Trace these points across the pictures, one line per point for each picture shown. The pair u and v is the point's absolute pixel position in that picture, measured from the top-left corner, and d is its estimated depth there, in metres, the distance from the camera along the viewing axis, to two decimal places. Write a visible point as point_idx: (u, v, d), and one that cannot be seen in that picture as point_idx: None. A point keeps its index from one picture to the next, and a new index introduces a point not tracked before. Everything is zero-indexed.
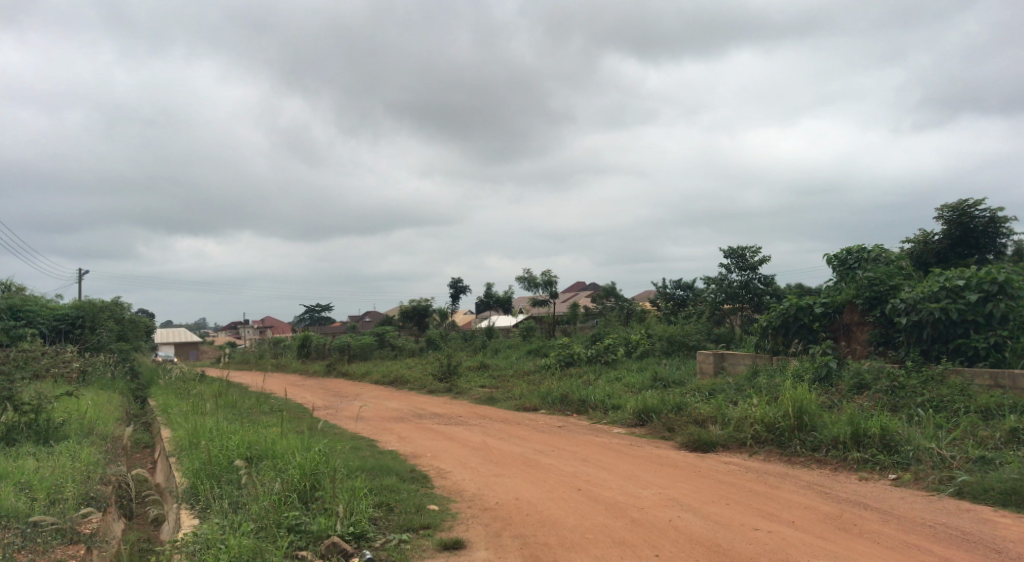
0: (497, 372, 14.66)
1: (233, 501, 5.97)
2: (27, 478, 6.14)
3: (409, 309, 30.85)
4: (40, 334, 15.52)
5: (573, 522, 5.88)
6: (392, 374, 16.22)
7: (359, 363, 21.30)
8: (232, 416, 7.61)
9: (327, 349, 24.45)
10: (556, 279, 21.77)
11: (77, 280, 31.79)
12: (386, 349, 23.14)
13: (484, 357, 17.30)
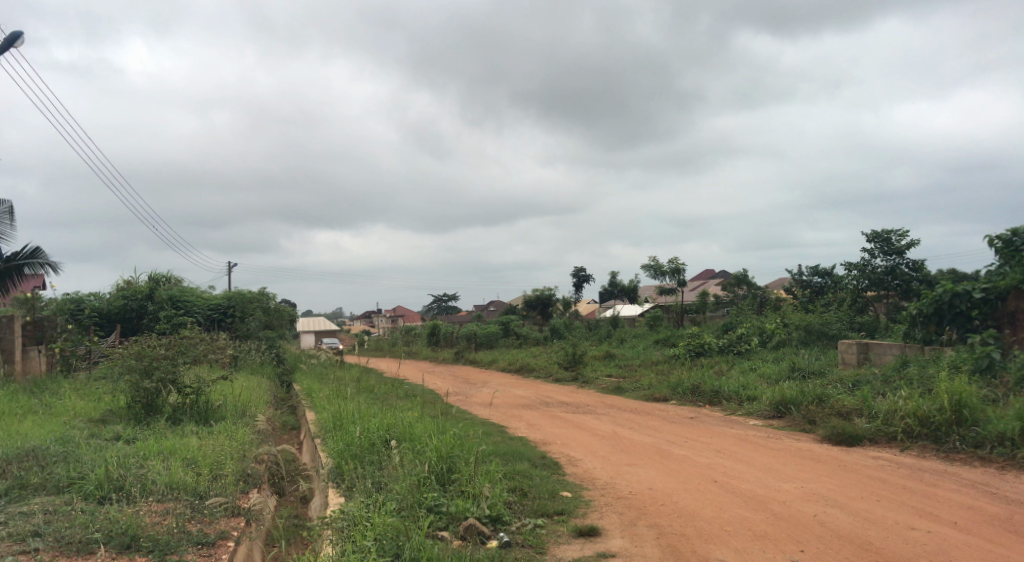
0: (625, 362, 14.57)
1: (376, 482, 6.27)
2: (192, 454, 6.67)
3: (533, 298, 31.11)
4: (197, 321, 16.83)
5: (710, 514, 5.77)
6: (518, 362, 16.50)
7: (485, 351, 21.70)
8: (371, 401, 7.92)
9: (454, 337, 25.04)
10: (684, 267, 21.30)
11: (230, 271, 34.50)
12: (511, 337, 23.43)
13: (610, 347, 17.15)
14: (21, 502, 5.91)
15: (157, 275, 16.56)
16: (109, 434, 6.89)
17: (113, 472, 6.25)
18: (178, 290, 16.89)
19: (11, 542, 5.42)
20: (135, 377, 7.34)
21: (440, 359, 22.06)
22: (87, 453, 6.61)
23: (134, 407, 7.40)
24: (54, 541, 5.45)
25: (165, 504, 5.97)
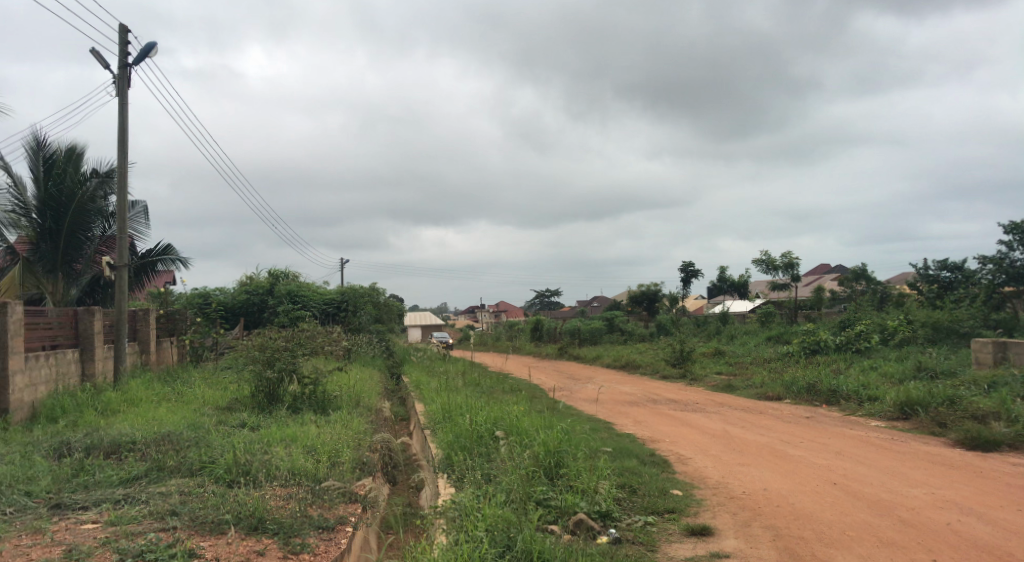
0: (734, 359, 14.23)
1: (485, 474, 6.37)
2: (312, 441, 7.00)
3: (639, 294, 30.82)
4: (314, 315, 17.63)
5: (831, 518, 5.54)
6: (624, 358, 16.40)
7: (589, 347, 21.65)
8: (479, 394, 8.06)
9: (557, 333, 25.12)
10: (798, 262, 20.59)
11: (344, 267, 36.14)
12: (615, 333, 23.32)
13: (720, 344, 16.72)
14: (160, 483, 6.37)
15: (276, 271, 17.36)
16: (235, 421, 7.30)
17: (240, 457, 6.63)
18: (296, 286, 17.68)
19: (152, 519, 5.87)
20: (259, 368, 7.75)
21: (543, 355, 22.19)
22: (216, 439, 7.04)
23: (257, 395, 7.80)
24: (189, 520, 5.86)
25: (288, 489, 6.30)
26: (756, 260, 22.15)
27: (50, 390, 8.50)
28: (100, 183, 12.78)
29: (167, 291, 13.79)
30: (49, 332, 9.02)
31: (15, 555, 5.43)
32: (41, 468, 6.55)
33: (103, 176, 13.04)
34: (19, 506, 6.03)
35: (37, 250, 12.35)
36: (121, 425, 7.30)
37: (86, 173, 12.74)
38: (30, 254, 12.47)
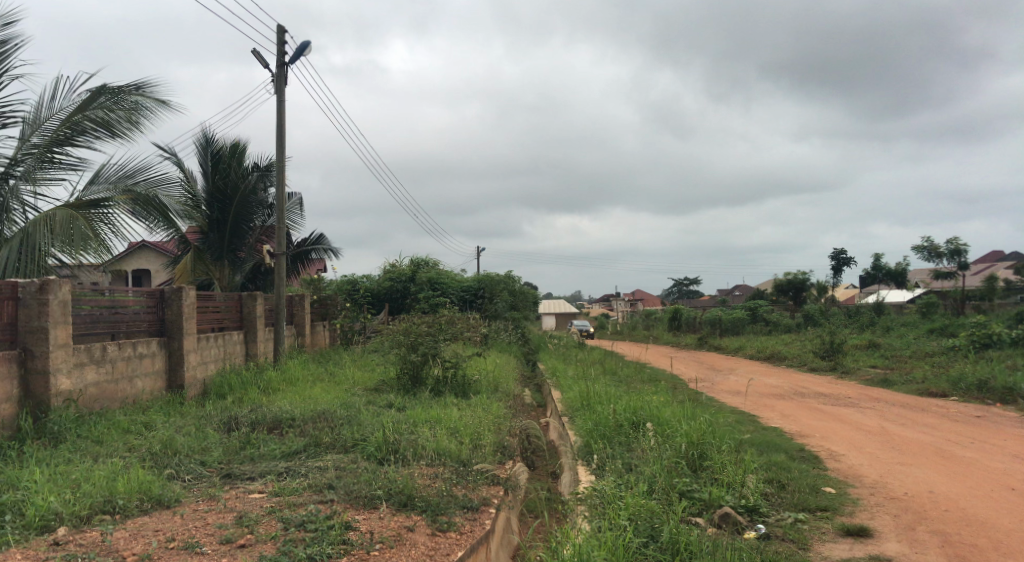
0: (892, 352, 13.40)
1: (627, 462, 6.33)
2: (455, 424, 7.23)
3: (784, 282, 29.72)
4: (452, 301, 18.26)
5: (1009, 526, 5.11)
6: (768, 349, 15.83)
7: (729, 338, 21.08)
8: (617, 383, 8.03)
9: (696, 322, 24.63)
10: (967, 248, 19.06)
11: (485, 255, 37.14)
12: (759, 323, 22.56)
13: (873, 336, 15.77)
14: (317, 458, 6.79)
15: (418, 259, 18.03)
16: (383, 402, 7.65)
17: (389, 436, 6.95)
18: (435, 273, 18.33)
19: (312, 492, 6.28)
20: (404, 351, 8.10)
21: (683, 345, 21.85)
22: (367, 418, 7.42)
23: (402, 377, 8.13)
24: (345, 494, 6.21)
25: (434, 469, 6.55)
26: (917, 247, 20.68)
27: (220, 367, 9.43)
28: (260, 177, 13.75)
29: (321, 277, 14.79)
30: (218, 314, 9.87)
31: (195, 519, 6.00)
32: (213, 440, 7.15)
33: (262, 170, 13.98)
34: (195, 474, 6.62)
35: (206, 240, 13.40)
36: (280, 402, 7.85)
37: (249, 167, 13.70)
38: (200, 243, 13.53)
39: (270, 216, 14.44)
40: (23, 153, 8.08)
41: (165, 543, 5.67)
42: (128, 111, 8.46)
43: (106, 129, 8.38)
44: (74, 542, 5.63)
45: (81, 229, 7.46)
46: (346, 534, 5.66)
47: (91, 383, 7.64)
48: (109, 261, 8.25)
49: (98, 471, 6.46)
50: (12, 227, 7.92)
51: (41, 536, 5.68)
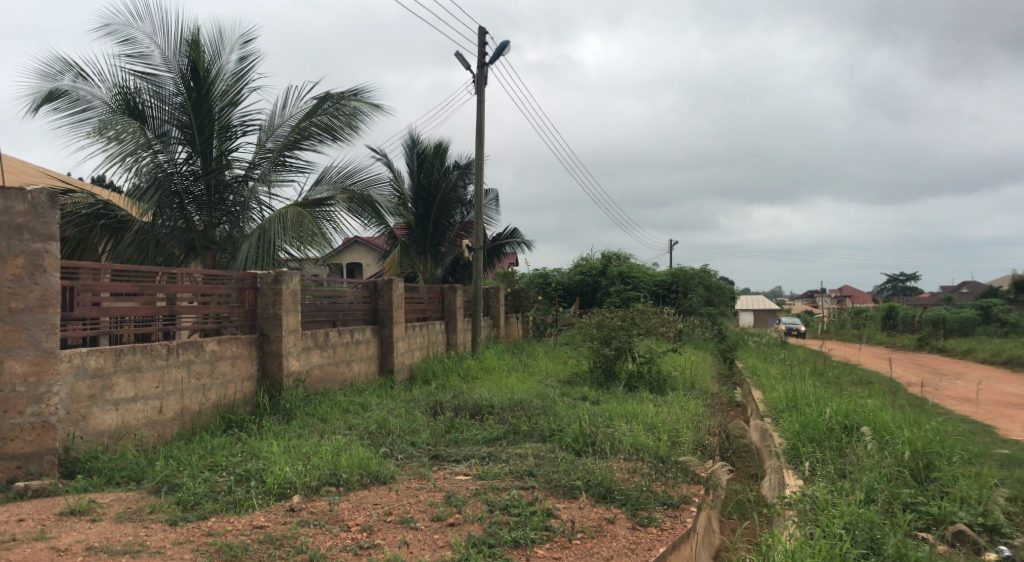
0: None
1: (840, 468, 5.95)
2: (653, 420, 7.19)
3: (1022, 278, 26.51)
4: (645, 295, 18.23)
5: None
6: (1004, 354, 14.20)
7: (954, 340, 19.14)
8: (826, 384, 7.57)
9: (915, 322, 22.63)
10: None
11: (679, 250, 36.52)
12: (992, 326, 20.29)
13: None
14: (517, 445, 7.00)
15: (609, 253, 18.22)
16: (579, 394, 7.76)
17: (586, 428, 7.03)
18: (627, 267, 18.40)
19: (514, 477, 6.50)
20: (597, 344, 8.18)
21: (900, 348, 20.13)
22: (564, 409, 7.56)
23: (596, 371, 8.21)
24: (545, 482, 6.35)
25: (633, 463, 6.52)
26: None
27: (424, 355, 10.20)
28: (460, 175, 14.45)
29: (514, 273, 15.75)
30: (422, 306, 10.72)
31: (408, 496, 6.42)
32: (421, 423, 7.62)
33: (461, 167, 14.68)
34: (406, 454, 7.08)
35: (412, 235, 14.41)
36: (480, 390, 8.22)
37: (449, 165, 14.42)
38: (405, 238, 14.56)
39: (469, 211, 15.15)
40: (260, 157, 9.02)
41: (384, 516, 6.10)
42: (348, 116, 9.16)
43: (329, 134, 9.15)
44: (306, 509, 6.22)
45: (309, 226, 8.40)
46: (548, 521, 5.80)
47: (316, 364, 8.57)
48: (331, 255, 9.16)
49: (324, 446, 7.11)
50: (251, 224, 8.89)
51: (279, 502, 6.35)
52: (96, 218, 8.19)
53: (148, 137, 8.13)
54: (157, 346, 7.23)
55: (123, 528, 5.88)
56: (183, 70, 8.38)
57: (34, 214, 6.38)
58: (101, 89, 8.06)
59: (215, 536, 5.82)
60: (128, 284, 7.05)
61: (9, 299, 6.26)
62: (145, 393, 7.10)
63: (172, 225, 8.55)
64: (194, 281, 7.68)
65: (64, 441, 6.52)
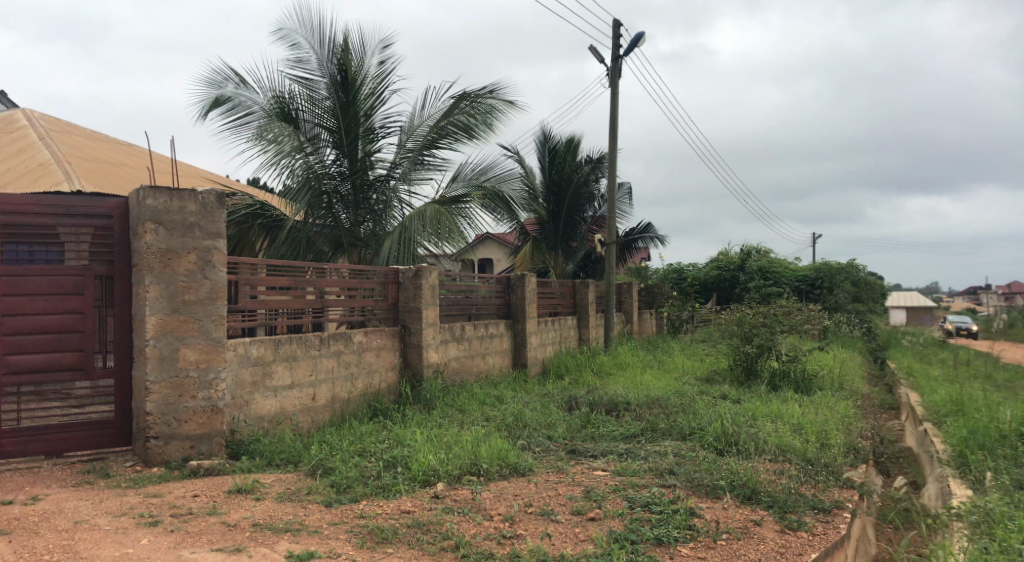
0: None
1: (1016, 479, 5.50)
2: (800, 420, 6.95)
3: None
4: (787, 290, 18.57)
5: None
6: None
7: None
8: (996, 389, 7.03)
9: None
10: None
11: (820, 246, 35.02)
12: None
13: None
14: (655, 443, 6.93)
15: (749, 249, 18.78)
16: (718, 392, 7.61)
17: (728, 428, 6.87)
18: (768, 262, 18.85)
19: (653, 475, 6.43)
20: (737, 342, 8.06)
21: None
22: (702, 407, 7.43)
23: (735, 369, 8.09)
24: (687, 480, 6.24)
25: (780, 464, 6.31)
26: None
27: (558, 349, 10.30)
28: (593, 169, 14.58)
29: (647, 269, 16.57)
30: (553, 301, 10.85)
31: (548, 488, 6.49)
32: (557, 417, 7.69)
33: (592, 162, 14.87)
34: (544, 447, 7.16)
35: (543, 231, 14.86)
36: (615, 386, 8.21)
37: (581, 160, 14.64)
38: (537, 233, 15.06)
39: (600, 207, 15.30)
40: (401, 157, 9.39)
41: (525, 507, 6.20)
42: (484, 114, 9.35)
43: (466, 132, 9.36)
44: (450, 497, 6.42)
45: (447, 223, 8.65)
46: (691, 520, 5.69)
47: (454, 357, 8.86)
48: (466, 251, 9.39)
49: (464, 436, 7.30)
50: (393, 222, 9.23)
51: (423, 489, 6.58)
52: (254, 218, 8.79)
53: (301, 140, 8.68)
54: (310, 337, 7.72)
55: (284, 507, 6.28)
56: (333, 75, 8.84)
57: (204, 214, 6.95)
58: (260, 96, 8.66)
59: (367, 518, 6.11)
60: (283, 278, 7.54)
61: (183, 292, 6.82)
62: (300, 380, 7.60)
63: (321, 223, 9.08)
64: (341, 276, 8.12)
65: (230, 424, 7.08)
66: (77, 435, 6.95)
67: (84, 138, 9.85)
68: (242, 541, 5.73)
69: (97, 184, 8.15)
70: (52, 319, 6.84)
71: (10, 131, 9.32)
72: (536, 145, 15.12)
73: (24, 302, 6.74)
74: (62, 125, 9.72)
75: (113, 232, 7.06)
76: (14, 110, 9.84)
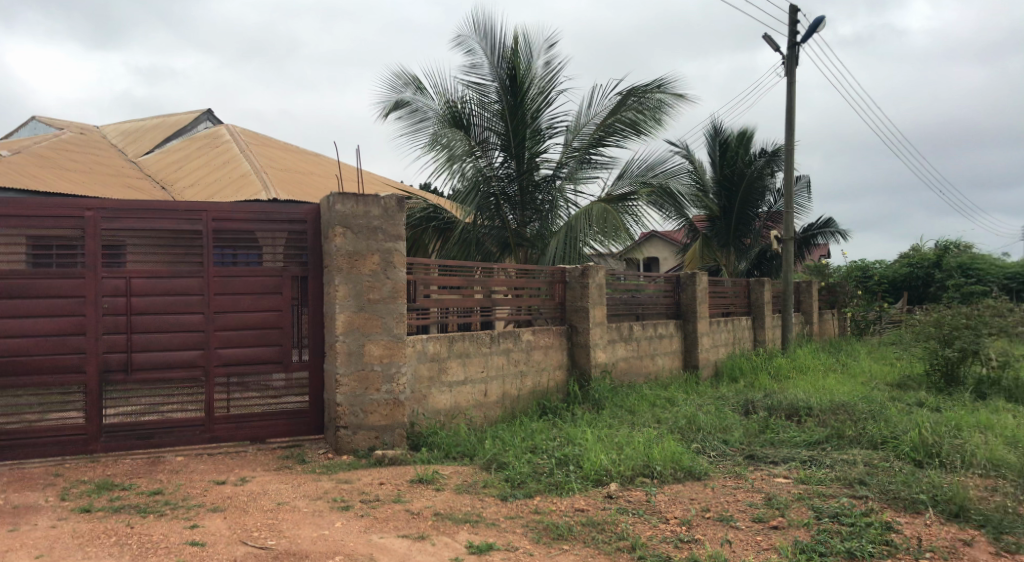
0: None
1: None
2: (1015, 433, 6.34)
3: None
4: (991, 288, 18.08)
5: None
6: None
7: None
8: None
9: None
10: None
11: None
12: None
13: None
14: (843, 451, 6.54)
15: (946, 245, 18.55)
16: (914, 400, 7.11)
17: (928, 438, 6.36)
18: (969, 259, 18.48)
19: (842, 485, 6.04)
20: (935, 345, 7.60)
21: None
22: (896, 415, 6.96)
23: (934, 374, 7.68)
24: (881, 493, 5.82)
25: (993, 481, 5.75)
26: None
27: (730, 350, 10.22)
28: (767, 163, 14.28)
29: (828, 267, 16.24)
30: (725, 301, 10.75)
31: (725, 494, 6.27)
32: (732, 421, 7.46)
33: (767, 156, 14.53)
34: (719, 451, 6.95)
35: (714, 227, 14.85)
36: (796, 391, 7.88)
37: (754, 154, 14.36)
38: (707, 230, 15.11)
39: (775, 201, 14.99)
40: (568, 157, 9.57)
41: (702, 512, 6.03)
42: (652, 110, 9.35)
43: (633, 129, 9.40)
44: (623, 497, 6.37)
45: (614, 221, 8.69)
46: (888, 535, 5.28)
47: (622, 357, 8.88)
48: (633, 250, 9.37)
49: (636, 437, 7.24)
50: (559, 221, 9.37)
51: (596, 488, 6.57)
52: (429, 220, 9.28)
53: (471, 143, 9.05)
54: (481, 334, 7.93)
55: (462, 499, 6.50)
56: (501, 79, 9.13)
57: (386, 218, 7.34)
58: (435, 101, 9.18)
59: (542, 514, 6.19)
60: (455, 278, 7.81)
61: (368, 291, 7.24)
62: (474, 377, 7.86)
63: (490, 225, 9.40)
64: (509, 275, 8.30)
65: (410, 417, 7.45)
66: (277, 423, 7.58)
67: (279, 151, 10.78)
68: (425, 530, 5.98)
69: (292, 193, 8.87)
70: (256, 316, 7.48)
71: (218, 148, 10.36)
72: (709, 141, 15.08)
73: (233, 300, 7.41)
74: (261, 140, 10.68)
75: (307, 236, 7.65)
76: (221, 128, 10.92)
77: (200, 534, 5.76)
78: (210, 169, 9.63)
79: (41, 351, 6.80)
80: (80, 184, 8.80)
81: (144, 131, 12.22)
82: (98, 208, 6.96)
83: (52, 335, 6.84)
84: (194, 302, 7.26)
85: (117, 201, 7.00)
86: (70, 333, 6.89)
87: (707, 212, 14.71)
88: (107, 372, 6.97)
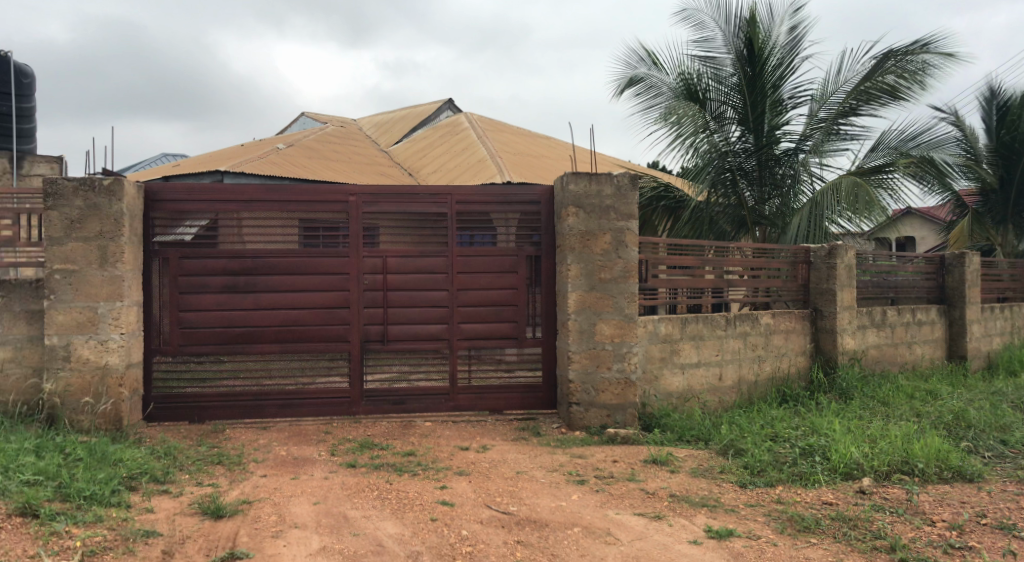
0: None
1: None
2: None
3: None
4: None
5: None
6: None
7: None
8: None
9: None
10: None
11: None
12: None
13: None
14: None
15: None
16: None
17: None
18: None
19: None
20: None
21: None
22: None
23: None
24: None
25: None
26: None
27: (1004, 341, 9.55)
28: None
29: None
30: (1002, 285, 10.03)
31: (1006, 501, 5.60)
32: (1013, 420, 6.82)
33: None
34: (996, 452, 6.32)
35: (988, 202, 13.48)
36: None
37: None
38: (978, 205, 13.74)
39: None
40: (813, 127, 9.64)
41: (977, 517, 5.40)
42: (915, 72, 9.11)
43: (891, 94, 9.26)
44: (879, 494, 5.88)
45: (865, 197, 8.28)
46: None
47: (873, 344, 8.45)
48: (885, 228, 8.79)
49: (893, 431, 6.70)
50: (801, 198, 8.97)
51: (847, 483, 6.12)
52: (660, 199, 9.41)
53: (706, 119, 8.97)
54: (716, 317, 7.71)
55: (699, 482, 6.36)
56: (739, 51, 8.89)
57: (619, 196, 7.30)
58: (669, 75, 9.14)
59: (786, 504, 5.88)
60: (686, 258, 7.63)
61: (600, 271, 7.28)
62: (708, 360, 7.66)
63: (725, 203, 9.25)
64: (745, 256, 8.00)
65: (642, 397, 7.43)
66: (513, 396, 7.92)
67: (513, 135, 11.23)
68: (661, 510, 5.93)
69: (527, 176, 9.16)
70: (495, 293, 7.84)
71: (458, 135, 11.02)
72: (984, 105, 13.74)
73: (475, 278, 7.83)
74: (497, 126, 11.17)
75: (541, 216, 7.87)
76: (460, 116, 11.55)
77: (449, 494, 6.17)
78: (452, 156, 10.24)
79: (314, 322, 7.61)
80: (342, 173, 9.74)
81: (394, 123, 13.30)
82: (360, 193, 7.62)
83: (322, 308, 7.62)
84: (440, 279, 7.77)
85: (375, 186, 7.62)
86: (337, 307, 7.64)
87: (980, 184, 13.40)
88: (367, 342, 7.68)
